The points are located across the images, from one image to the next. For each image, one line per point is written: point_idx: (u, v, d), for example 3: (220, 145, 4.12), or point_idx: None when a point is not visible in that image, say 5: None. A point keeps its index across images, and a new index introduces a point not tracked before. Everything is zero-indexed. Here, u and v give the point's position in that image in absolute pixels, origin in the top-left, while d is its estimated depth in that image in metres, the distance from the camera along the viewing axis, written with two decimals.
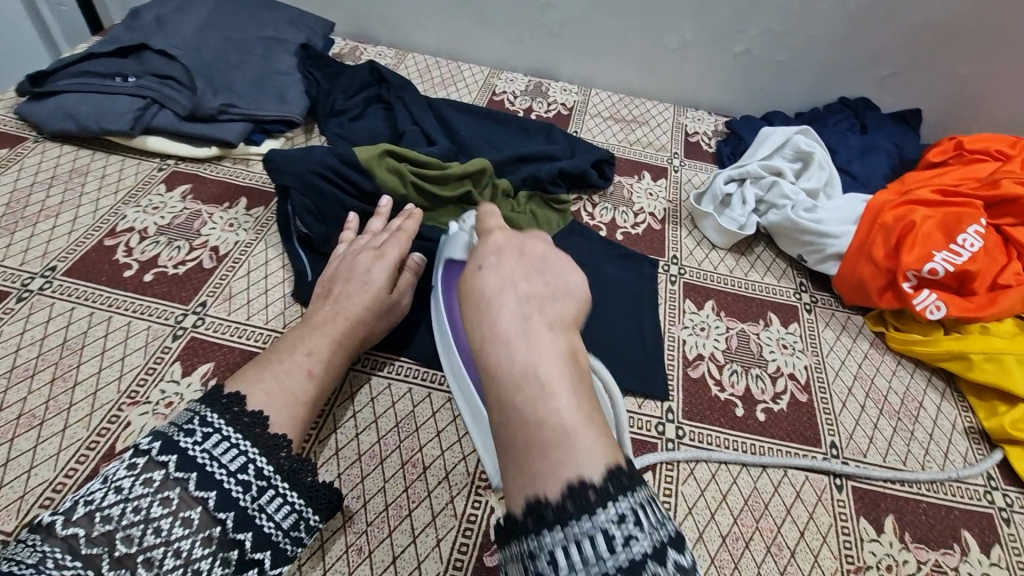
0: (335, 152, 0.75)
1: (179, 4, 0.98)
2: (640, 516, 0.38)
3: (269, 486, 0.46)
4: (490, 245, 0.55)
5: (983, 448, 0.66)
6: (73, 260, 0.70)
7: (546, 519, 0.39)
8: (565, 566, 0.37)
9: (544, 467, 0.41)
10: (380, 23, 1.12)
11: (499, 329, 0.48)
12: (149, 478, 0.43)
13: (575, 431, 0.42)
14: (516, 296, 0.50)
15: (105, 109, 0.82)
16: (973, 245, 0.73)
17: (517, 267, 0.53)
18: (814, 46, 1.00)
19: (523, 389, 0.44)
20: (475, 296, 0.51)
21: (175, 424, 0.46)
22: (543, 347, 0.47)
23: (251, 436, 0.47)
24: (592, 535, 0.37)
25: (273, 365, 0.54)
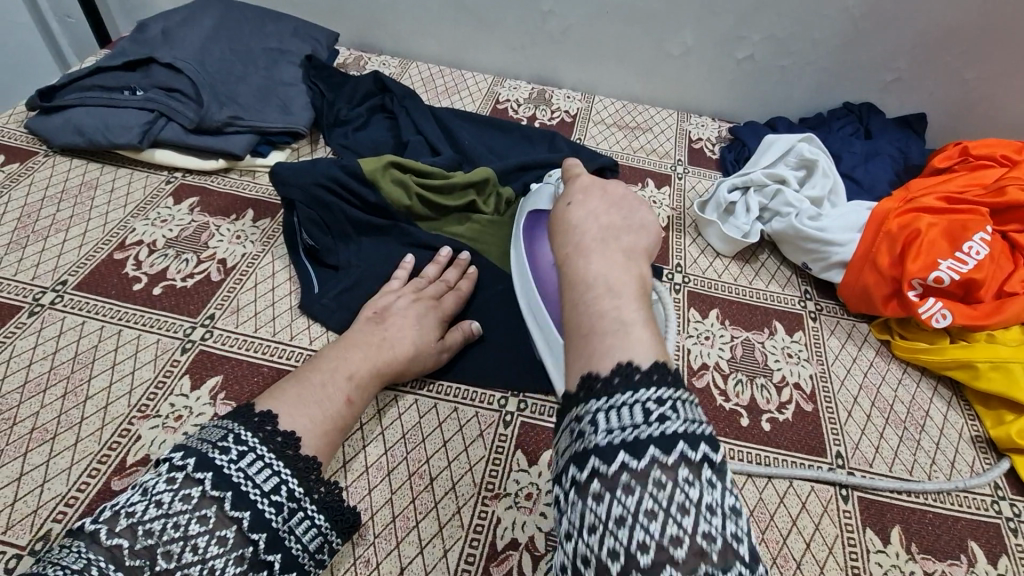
0: (340, 163, 0.76)
1: (184, 17, 0.99)
2: (678, 406, 0.41)
3: (299, 508, 0.46)
4: (577, 186, 0.65)
5: (990, 457, 0.66)
6: (84, 274, 0.71)
7: (596, 391, 0.43)
8: (605, 428, 0.40)
9: (600, 348, 0.46)
10: (383, 32, 1.13)
11: (581, 249, 0.57)
12: (188, 495, 0.43)
13: (630, 327, 0.47)
14: (598, 224, 0.60)
15: (113, 123, 0.83)
16: (979, 252, 0.73)
17: (601, 206, 0.63)
18: (816, 51, 1.00)
19: (592, 291, 0.51)
20: (563, 226, 0.61)
21: (209, 440, 0.46)
22: (615, 265, 0.54)
23: (284, 457, 0.48)
24: (632, 406, 0.40)
25: (284, 383, 0.54)
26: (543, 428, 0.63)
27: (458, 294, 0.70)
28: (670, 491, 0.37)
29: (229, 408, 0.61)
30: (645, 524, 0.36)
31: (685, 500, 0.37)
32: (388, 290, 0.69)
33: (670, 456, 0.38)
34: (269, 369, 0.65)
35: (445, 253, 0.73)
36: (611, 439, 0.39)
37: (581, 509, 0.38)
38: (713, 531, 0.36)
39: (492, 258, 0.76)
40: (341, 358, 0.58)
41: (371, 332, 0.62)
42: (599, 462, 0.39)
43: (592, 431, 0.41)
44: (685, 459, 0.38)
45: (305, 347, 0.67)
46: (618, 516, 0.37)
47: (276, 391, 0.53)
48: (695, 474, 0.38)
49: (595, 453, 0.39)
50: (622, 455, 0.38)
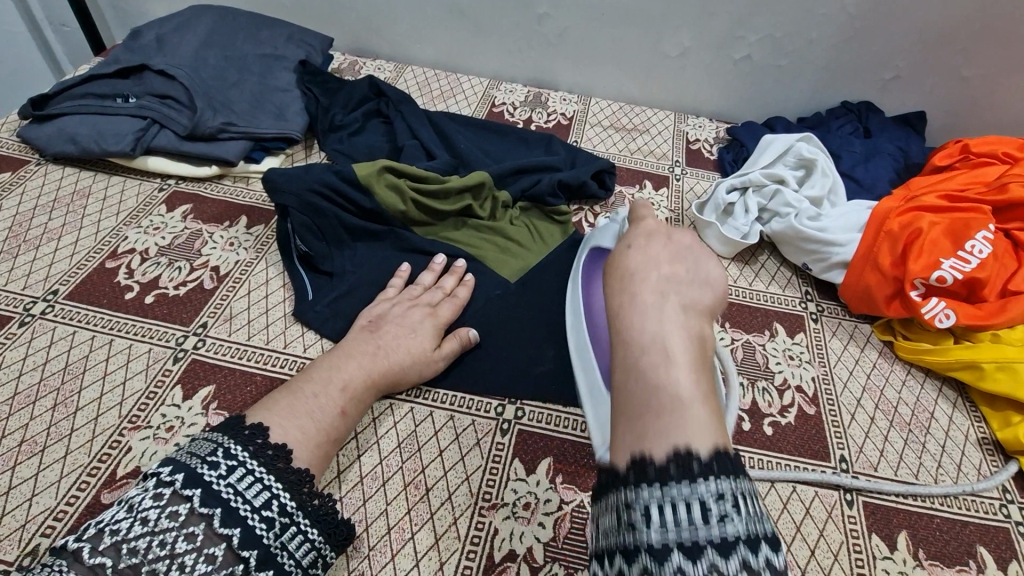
0: (334, 170, 0.75)
1: (178, 24, 0.98)
2: (739, 502, 0.36)
3: (291, 523, 0.45)
4: (641, 228, 0.60)
5: (997, 461, 0.65)
6: (75, 284, 0.70)
7: (648, 478, 0.38)
8: (657, 523, 0.36)
9: (653, 426, 0.41)
10: (378, 37, 1.13)
11: (634, 301, 0.51)
12: (175, 512, 0.42)
13: (690, 404, 0.42)
14: (658, 275, 0.53)
15: (105, 130, 0.82)
16: (982, 251, 0.72)
17: (664, 249, 0.56)
18: (815, 51, 0.99)
19: (648, 355, 0.46)
20: (618, 267, 0.56)
21: (199, 455, 0.45)
22: (672, 323, 0.48)
23: (274, 471, 0.47)
24: (689, 501, 0.36)
25: (281, 398, 0.54)
26: (541, 435, 0.62)
27: (455, 301, 0.69)
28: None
29: (222, 418, 0.60)
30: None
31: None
32: (384, 298, 0.69)
33: (730, 561, 0.34)
34: (262, 378, 0.64)
35: (441, 260, 0.73)
36: (663, 537, 0.36)
37: None
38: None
39: (488, 263, 0.76)
40: (333, 369, 0.58)
41: (365, 341, 0.62)
42: (650, 562, 0.35)
43: (641, 525, 0.37)
44: (745, 567, 0.34)
45: (299, 355, 0.66)
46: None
47: (267, 404, 0.53)
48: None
49: (645, 550, 0.36)
50: (676, 558, 0.35)
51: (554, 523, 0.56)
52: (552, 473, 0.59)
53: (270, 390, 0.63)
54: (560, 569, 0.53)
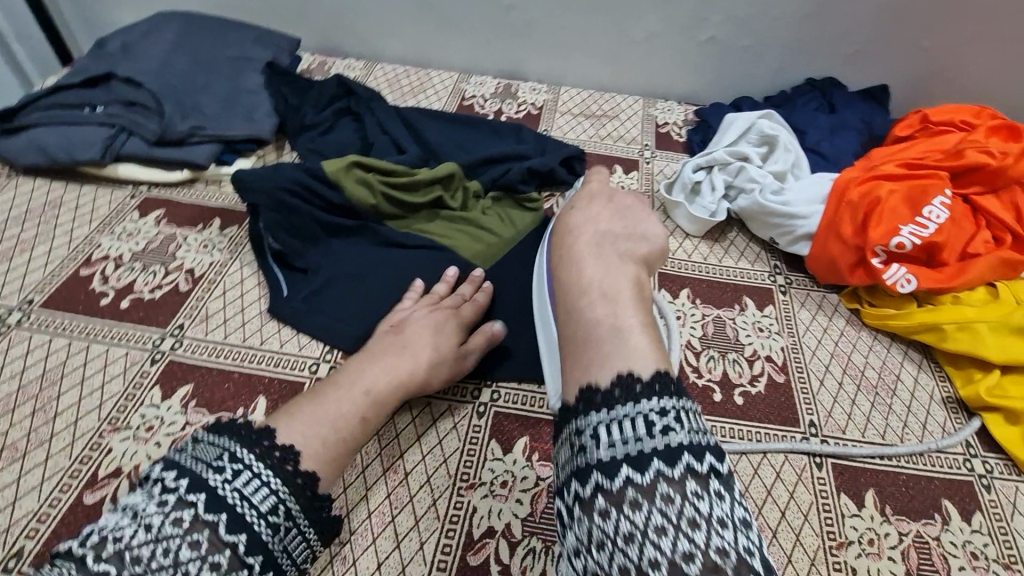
0: (303, 167, 0.75)
1: (145, 31, 0.99)
2: (681, 417, 0.42)
3: (294, 526, 0.45)
4: (584, 194, 0.67)
5: (961, 417, 0.67)
6: (50, 292, 0.71)
7: (595, 402, 0.44)
8: (606, 441, 0.41)
9: (598, 357, 0.47)
10: (347, 35, 1.13)
11: (575, 252, 0.58)
12: (179, 518, 0.40)
13: (629, 333, 0.48)
14: (596, 229, 0.61)
15: (75, 140, 0.83)
16: (940, 216, 0.74)
17: (603, 211, 0.63)
18: (776, 29, 1.01)
19: (586, 297, 0.53)
20: (564, 229, 0.62)
21: (203, 460, 0.44)
22: (611, 269, 0.55)
23: (280, 472, 0.46)
24: (634, 418, 0.41)
25: (304, 402, 0.53)
26: (516, 415, 0.64)
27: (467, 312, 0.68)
28: (678, 506, 0.38)
29: (201, 414, 0.61)
30: (654, 540, 0.37)
31: (695, 515, 0.38)
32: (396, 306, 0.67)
33: (677, 467, 0.39)
34: (240, 375, 0.65)
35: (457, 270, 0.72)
36: (613, 454, 0.41)
37: (587, 526, 0.39)
38: (726, 545, 0.37)
39: (460, 252, 0.77)
40: (362, 378, 0.56)
41: (390, 345, 0.60)
42: (602, 476, 0.40)
43: (593, 446, 0.42)
44: (690, 471, 0.39)
45: (276, 351, 0.67)
46: (625, 534, 0.38)
47: (282, 408, 0.52)
48: (703, 486, 0.39)
49: (597, 468, 0.40)
50: (625, 470, 0.39)
51: (531, 499, 0.57)
52: (529, 450, 0.61)
53: (248, 387, 0.64)
54: (538, 542, 0.54)
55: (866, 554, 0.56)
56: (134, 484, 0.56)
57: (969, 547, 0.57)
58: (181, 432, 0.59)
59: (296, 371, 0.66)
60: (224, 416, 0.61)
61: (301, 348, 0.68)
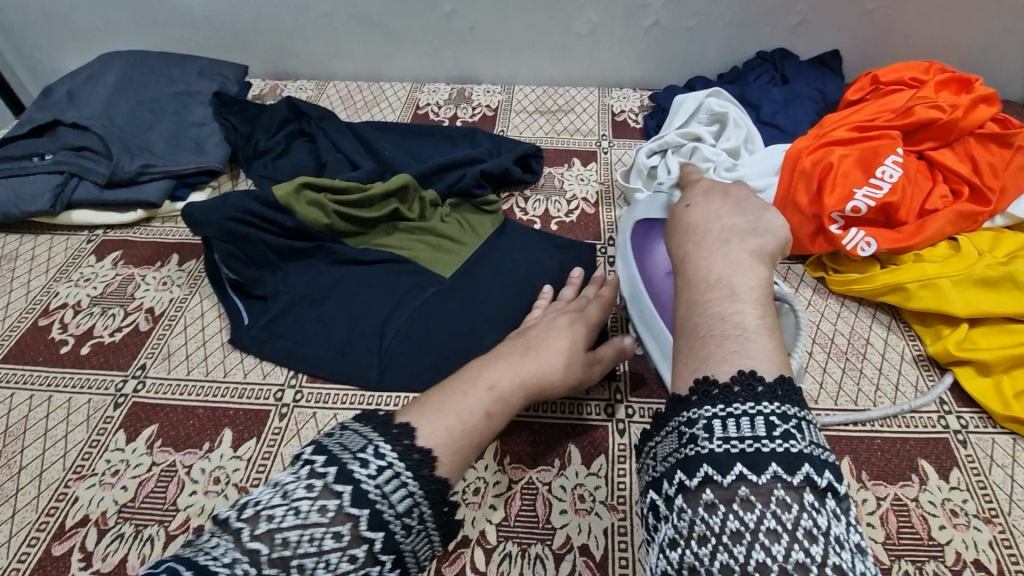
0: (253, 195, 0.75)
1: (88, 75, 0.99)
2: (801, 427, 0.37)
3: (425, 530, 0.42)
4: (700, 189, 0.59)
5: (933, 374, 0.67)
6: (9, 347, 0.70)
7: (711, 396, 0.39)
8: (720, 435, 0.37)
9: (717, 352, 0.42)
10: (295, 57, 1.13)
11: (700, 246, 0.51)
12: (325, 507, 0.38)
13: (755, 335, 0.42)
14: (721, 228, 0.52)
15: (24, 191, 0.82)
16: (892, 175, 0.74)
17: (723, 206, 0.55)
18: (718, 7, 1.01)
19: (712, 291, 0.46)
20: (681, 225, 0.55)
21: (348, 448, 0.41)
22: (742, 268, 0.48)
23: (421, 476, 0.42)
24: (754, 417, 0.37)
25: (453, 396, 0.48)
26: None
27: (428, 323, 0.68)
28: (795, 514, 0.34)
29: (167, 454, 0.60)
30: (766, 543, 0.34)
31: (812, 526, 0.34)
32: None
33: (796, 475, 0.35)
34: (204, 410, 0.64)
35: None
36: (727, 448, 0.37)
37: (691, 518, 0.36)
38: (844, 565, 0.33)
39: (420, 262, 0.77)
40: (496, 373, 0.52)
41: (515, 347, 0.57)
42: (713, 470, 0.36)
43: (705, 438, 0.38)
44: (809, 483, 0.35)
45: (239, 381, 0.67)
46: (733, 530, 0.34)
47: (417, 399, 0.49)
48: (819, 500, 0.35)
49: (708, 460, 0.37)
50: (740, 467, 0.36)
51: (504, 504, 0.57)
52: (500, 455, 0.60)
53: (213, 421, 0.63)
54: (513, 547, 0.54)
55: None
56: (102, 531, 0.55)
57: (948, 504, 0.56)
58: (148, 473, 0.59)
59: (261, 401, 0.65)
60: (190, 454, 0.60)
61: (264, 376, 0.67)
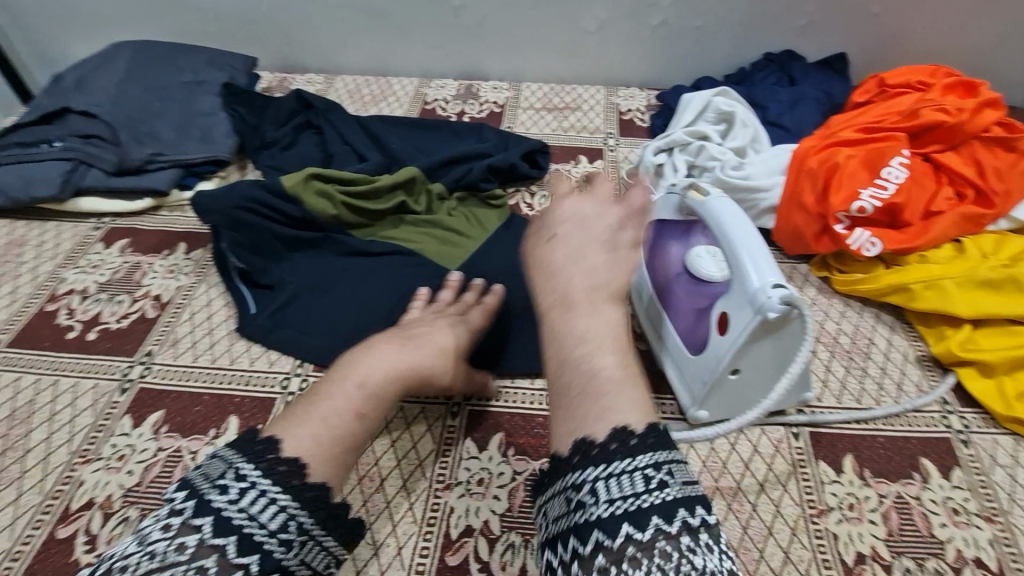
0: (261, 184, 0.75)
1: (98, 63, 0.99)
2: (675, 470, 0.40)
3: (309, 540, 0.40)
4: (565, 215, 0.54)
5: (936, 374, 0.67)
6: (15, 331, 0.71)
7: (592, 457, 0.40)
8: (605, 497, 0.38)
9: (592, 409, 0.42)
10: (304, 51, 1.13)
11: (563, 294, 0.48)
12: (183, 544, 0.37)
13: (620, 387, 0.44)
14: (581, 269, 0.50)
15: (32, 177, 0.82)
16: (898, 176, 0.75)
17: (585, 240, 0.51)
18: (726, 7, 1.01)
19: (578, 347, 0.46)
20: (543, 269, 0.51)
21: (208, 478, 0.40)
22: (600, 315, 0.47)
23: (290, 488, 0.40)
24: (632, 473, 0.39)
25: (325, 403, 0.47)
26: (490, 413, 0.63)
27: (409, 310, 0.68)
28: (676, 562, 0.36)
29: (172, 439, 0.60)
30: None
31: (693, 571, 0.36)
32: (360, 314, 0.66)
33: (673, 523, 0.37)
34: (211, 397, 0.64)
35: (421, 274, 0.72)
36: (612, 510, 0.38)
37: None
38: None
39: (427, 255, 0.77)
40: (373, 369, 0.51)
41: (393, 341, 0.55)
42: (602, 534, 0.37)
43: (592, 502, 0.39)
44: (685, 527, 0.37)
45: (246, 370, 0.67)
46: None
47: (282, 415, 0.46)
48: (697, 540, 0.37)
49: (597, 525, 0.38)
50: (625, 527, 0.37)
51: (508, 494, 0.57)
52: (504, 446, 0.60)
53: (219, 408, 0.63)
54: (517, 537, 0.54)
55: (847, 518, 0.55)
56: (107, 514, 0.55)
57: (950, 503, 0.56)
58: (153, 458, 0.59)
59: (267, 389, 0.65)
60: (195, 440, 0.61)
61: (271, 365, 0.68)
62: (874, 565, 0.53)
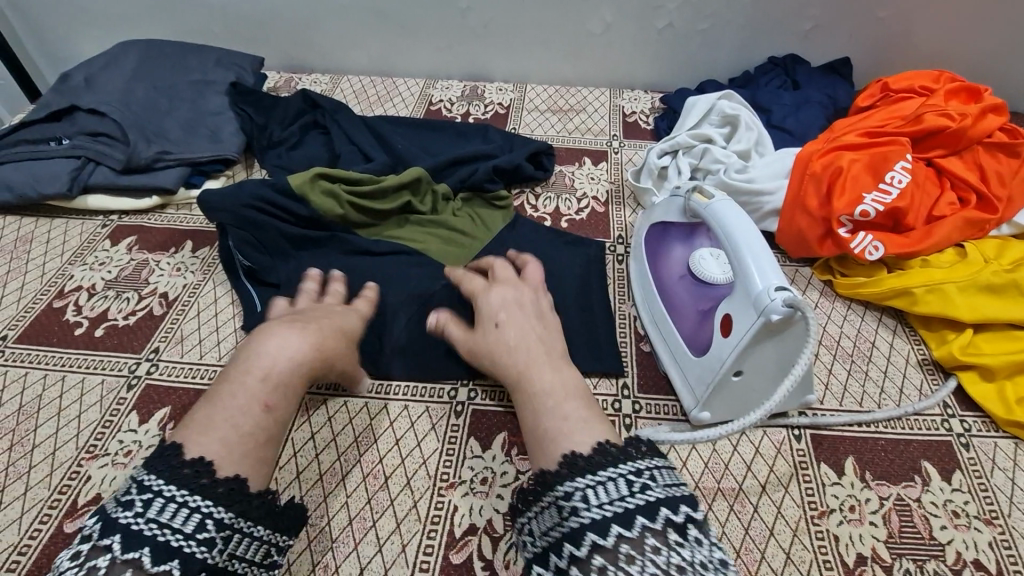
0: (267, 183, 0.76)
1: (107, 61, 1.00)
2: (655, 475, 0.44)
3: (233, 532, 0.43)
4: (502, 301, 0.61)
5: (937, 378, 0.67)
6: (23, 327, 0.71)
7: (580, 470, 0.45)
8: (595, 502, 0.42)
9: (571, 441, 0.48)
10: (311, 51, 1.14)
11: (524, 360, 0.55)
12: (95, 565, 0.39)
13: (590, 422, 0.49)
14: (533, 339, 0.57)
15: (41, 175, 0.83)
16: (902, 181, 0.75)
17: (526, 317, 0.59)
18: (732, 11, 1.01)
19: (548, 398, 0.52)
20: (498, 348, 0.57)
21: (114, 500, 0.42)
22: (560, 373, 0.54)
23: (200, 489, 0.43)
24: (616, 479, 0.43)
25: (228, 402, 0.48)
26: (494, 412, 0.64)
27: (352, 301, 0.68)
28: (666, 555, 0.39)
29: None
30: None
31: (682, 562, 0.39)
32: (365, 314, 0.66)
33: (657, 521, 0.41)
34: None
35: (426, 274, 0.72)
36: (602, 513, 0.41)
37: None
38: None
39: (433, 254, 0.77)
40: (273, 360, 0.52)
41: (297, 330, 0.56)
42: (597, 535, 0.41)
43: (582, 507, 0.42)
44: (670, 523, 0.41)
45: None
46: None
47: (185, 420, 0.48)
48: (682, 534, 0.41)
49: (590, 527, 0.41)
50: (616, 527, 0.41)
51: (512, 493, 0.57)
52: (508, 446, 0.61)
53: None
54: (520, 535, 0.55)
55: (847, 520, 0.56)
56: None
57: (950, 505, 0.57)
58: None
59: None
60: None
61: None
62: (874, 567, 0.53)
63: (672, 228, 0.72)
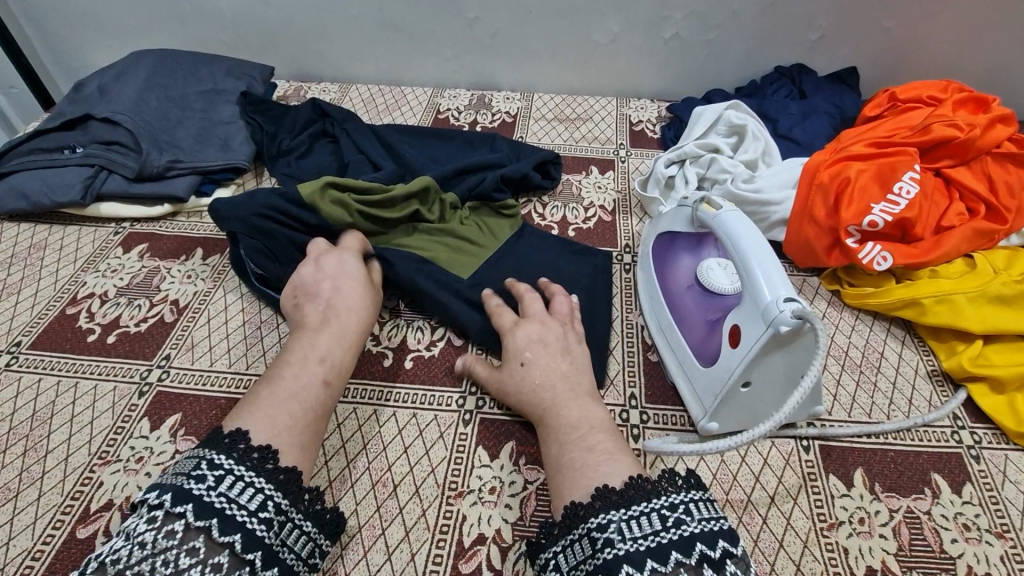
0: (278, 192, 0.75)
1: (120, 71, 1.01)
2: (691, 509, 0.45)
3: (288, 519, 0.46)
4: (525, 339, 0.62)
5: (946, 389, 0.67)
6: (37, 333, 0.72)
7: (613, 502, 0.46)
8: (628, 536, 0.43)
9: (594, 474, 0.49)
10: (320, 60, 1.15)
11: (550, 396, 0.57)
12: (172, 530, 0.41)
13: (615, 455, 0.51)
14: (557, 376, 0.59)
15: (55, 183, 0.84)
16: (910, 191, 0.75)
17: (551, 354, 0.61)
18: (739, 22, 1.02)
19: (574, 432, 0.54)
20: (524, 387, 0.59)
21: (183, 473, 0.45)
22: (586, 408, 0.56)
23: (263, 472, 0.46)
24: (650, 514, 0.44)
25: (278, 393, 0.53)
26: (501, 421, 0.64)
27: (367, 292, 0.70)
28: None
29: (190, 443, 0.61)
30: None
31: None
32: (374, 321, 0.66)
33: (692, 556, 0.42)
34: (226, 401, 0.65)
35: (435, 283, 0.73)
36: (636, 547, 0.42)
37: None
38: None
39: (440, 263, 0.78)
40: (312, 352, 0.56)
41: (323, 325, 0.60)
42: (632, 568, 0.41)
43: (616, 539, 0.43)
44: (706, 558, 0.42)
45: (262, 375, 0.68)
46: None
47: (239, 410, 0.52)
48: (719, 570, 0.41)
49: (625, 560, 0.42)
50: (650, 562, 0.41)
51: (520, 503, 0.57)
52: (516, 455, 0.61)
53: None
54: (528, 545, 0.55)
55: (857, 533, 0.56)
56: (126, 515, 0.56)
57: (960, 518, 0.56)
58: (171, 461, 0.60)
59: None
60: None
61: None
62: None
63: (679, 239, 0.72)
